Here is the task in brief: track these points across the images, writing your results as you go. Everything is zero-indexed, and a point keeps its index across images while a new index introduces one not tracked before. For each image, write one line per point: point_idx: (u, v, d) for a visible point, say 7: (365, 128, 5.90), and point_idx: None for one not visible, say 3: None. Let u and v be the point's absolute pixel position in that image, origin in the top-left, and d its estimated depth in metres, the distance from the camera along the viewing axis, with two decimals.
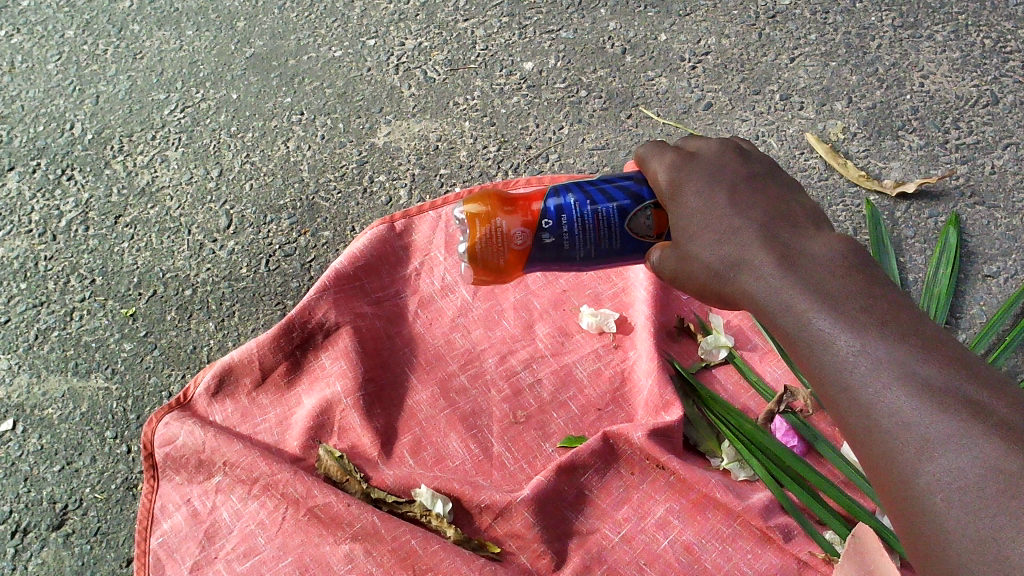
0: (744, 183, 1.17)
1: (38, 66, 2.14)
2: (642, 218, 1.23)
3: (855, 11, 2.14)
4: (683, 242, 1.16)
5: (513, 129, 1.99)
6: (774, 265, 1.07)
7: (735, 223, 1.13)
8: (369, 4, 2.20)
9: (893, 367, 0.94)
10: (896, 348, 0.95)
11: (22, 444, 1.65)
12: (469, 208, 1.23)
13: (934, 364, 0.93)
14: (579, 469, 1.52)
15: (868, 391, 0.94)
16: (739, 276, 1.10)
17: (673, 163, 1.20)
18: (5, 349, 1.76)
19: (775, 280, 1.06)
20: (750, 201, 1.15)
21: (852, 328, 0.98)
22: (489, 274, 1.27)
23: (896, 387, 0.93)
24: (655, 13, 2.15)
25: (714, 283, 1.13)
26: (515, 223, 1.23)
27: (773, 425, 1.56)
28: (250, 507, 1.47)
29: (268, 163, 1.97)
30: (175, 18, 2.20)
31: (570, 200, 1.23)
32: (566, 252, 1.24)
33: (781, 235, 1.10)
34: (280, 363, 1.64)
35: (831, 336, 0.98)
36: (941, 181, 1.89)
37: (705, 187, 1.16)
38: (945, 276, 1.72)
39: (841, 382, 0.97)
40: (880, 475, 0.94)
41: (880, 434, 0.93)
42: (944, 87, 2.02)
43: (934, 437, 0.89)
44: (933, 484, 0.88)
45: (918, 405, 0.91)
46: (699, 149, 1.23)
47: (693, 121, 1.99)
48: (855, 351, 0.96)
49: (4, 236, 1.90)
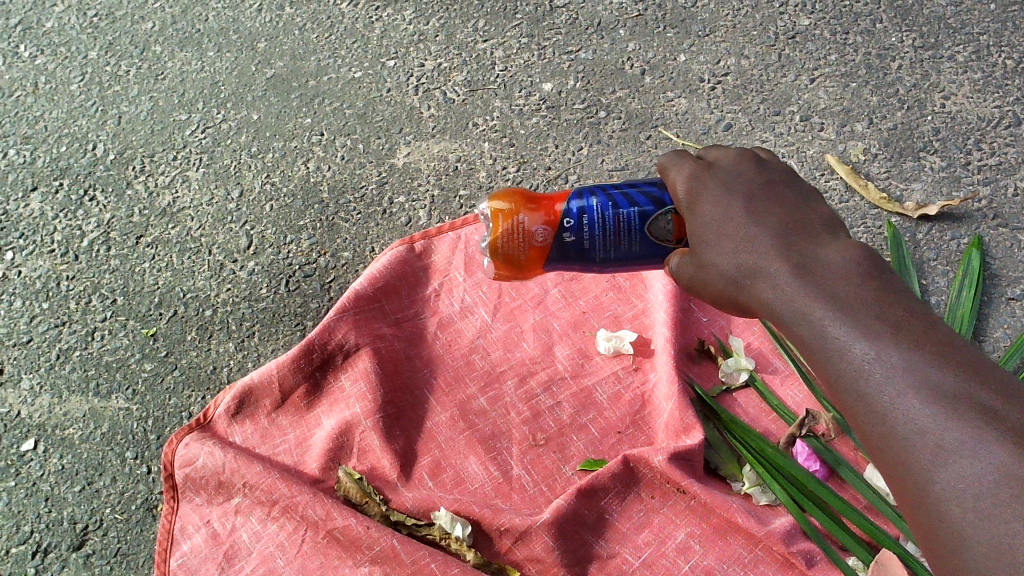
0: (761, 193, 1.16)
1: (62, 87, 2.16)
2: (663, 223, 1.23)
3: (875, 31, 2.13)
4: (702, 253, 1.15)
5: (533, 150, 2.00)
6: (790, 275, 1.06)
7: (751, 231, 1.12)
8: (389, 25, 2.21)
9: (907, 374, 0.93)
10: (910, 356, 0.94)
11: (43, 464, 1.66)
12: (494, 204, 1.28)
13: (948, 371, 0.92)
14: (598, 492, 1.51)
15: (883, 398, 0.94)
16: (757, 286, 1.09)
17: (692, 173, 1.19)
18: (28, 368, 1.77)
19: (791, 290, 1.05)
20: (766, 209, 1.14)
21: (868, 336, 0.97)
22: (507, 267, 1.31)
23: (910, 394, 0.92)
24: (675, 34, 2.15)
25: (732, 291, 1.12)
26: (536, 220, 1.26)
27: (795, 450, 1.54)
28: (269, 528, 1.47)
29: (288, 184, 1.98)
30: (197, 39, 2.21)
31: (593, 201, 1.25)
32: (587, 252, 1.26)
33: (796, 242, 1.10)
34: (300, 385, 1.64)
35: (847, 344, 0.98)
36: (964, 203, 1.88)
37: (723, 198, 1.15)
38: (968, 299, 1.71)
39: (857, 389, 0.96)
40: (897, 483, 0.93)
41: (896, 441, 0.92)
42: (966, 108, 2.01)
43: (949, 443, 0.88)
44: (947, 490, 0.87)
45: (932, 411, 0.90)
46: (718, 158, 1.22)
47: (713, 142, 1.99)
48: (870, 359, 0.96)
49: (27, 256, 1.91)
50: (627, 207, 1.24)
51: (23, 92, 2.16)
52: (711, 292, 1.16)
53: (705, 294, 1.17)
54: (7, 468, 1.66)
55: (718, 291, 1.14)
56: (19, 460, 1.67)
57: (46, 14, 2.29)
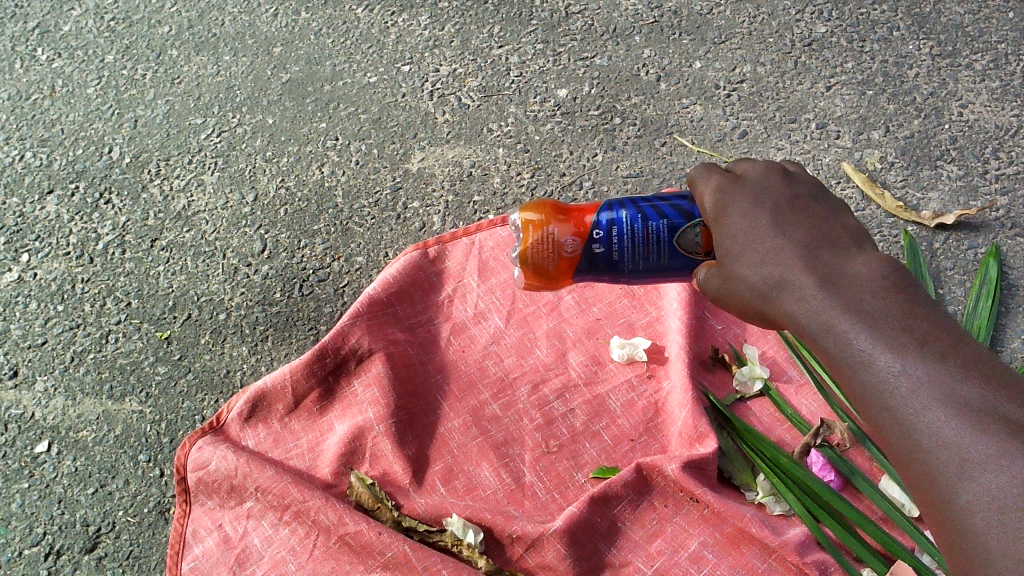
0: (788, 205, 1.15)
1: (78, 91, 2.17)
2: (691, 235, 1.23)
3: (892, 39, 2.12)
4: (728, 264, 1.15)
5: (548, 156, 2.00)
6: (816, 286, 1.05)
7: (777, 243, 1.11)
8: (404, 30, 2.21)
9: (932, 386, 0.93)
10: (935, 369, 0.93)
11: (57, 466, 1.67)
12: (524, 215, 1.28)
13: (974, 383, 0.91)
14: (611, 500, 1.50)
15: (908, 411, 0.93)
16: (783, 297, 1.08)
17: (720, 186, 1.18)
18: (42, 370, 1.77)
19: (817, 301, 1.04)
20: (793, 220, 1.13)
21: (892, 347, 0.96)
22: (537, 280, 1.31)
23: (935, 407, 0.92)
24: (690, 41, 2.15)
25: (758, 303, 1.11)
26: (566, 231, 1.26)
27: (809, 459, 1.54)
28: (280, 533, 1.47)
29: (302, 189, 1.98)
30: (213, 43, 2.22)
31: (623, 211, 1.24)
32: (615, 264, 1.25)
33: (822, 254, 1.09)
34: (312, 389, 1.64)
35: (871, 356, 0.97)
36: (981, 212, 1.87)
37: (751, 210, 1.15)
38: (986, 310, 1.70)
39: (882, 403, 0.96)
40: (924, 495, 0.93)
41: (921, 454, 0.92)
42: (984, 117, 2.00)
43: (975, 457, 0.88)
44: (974, 505, 0.87)
45: (958, 424, 0.90)
46: (746, 170, 1.22)
47: (728, 149, 1.99)
48: (895, 371, 0.95)
49: (42, 258, 1.92)
50: (656, 218, 1.23)
51: (40, 95, 2.17)
52: (737, 303, 1.14)
53: (732, 304, 1.16)
54: (21, 470, 1.66)
55: (743, 302, 1.13)
56: (33, 462, 1.67)
57: (64, 18, 2.30)
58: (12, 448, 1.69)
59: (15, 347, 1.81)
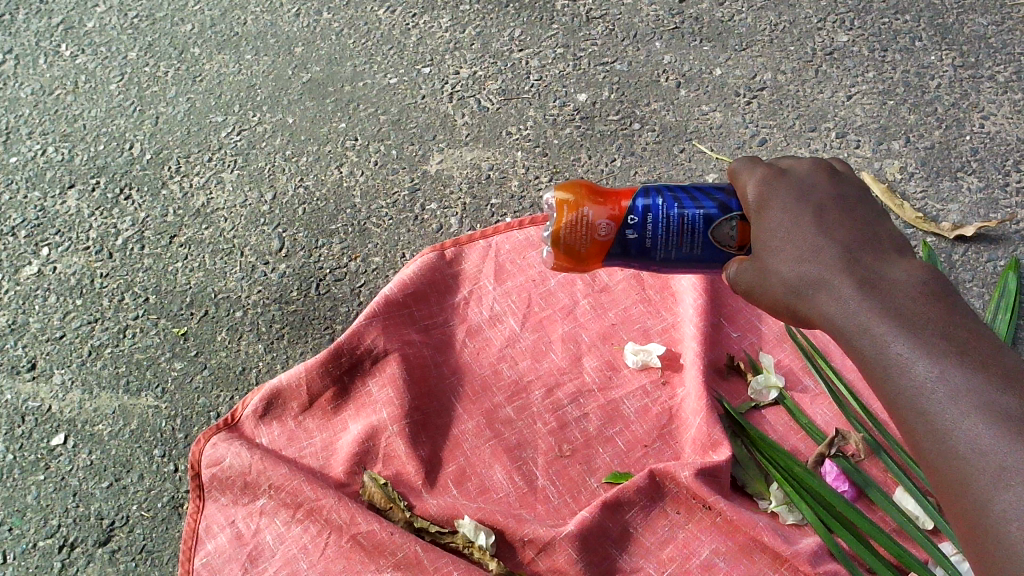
0: (833, 204, 1.15)
1: (101, 87, 2.18)
2: (726, 228, 1.23)
3: (914, 49, 2.11)
4: (763, 258, 1.14)
5: (566, 161, 2.00)
6: (854, 288, 1.05)
7: (818, 242, 1.11)
8: (425, 32, 2.22)
9: (971, 395, 0.92)
10: (975, 377, 0.93)
11: (72, 459, 1.68)
12: (559, 195, 1.27)
13: (1013, 394, 0.91)
14: (623, 506, 1.50)
15: (945, 417, 0.93)
16: (818, 296, 1.08)
17: (763, 178, 1.19)
18: (60, 363, 1.79)
19: (854, 303, 1.04)
20: (836, 221, 1.13)
21: (930, 353, 0.96)
22: (571, 263, 1.30)
23: (974, 415, 0.91)
24: (711, 47, 2.14)
25: (790, 299, 1.11)
26: (601, 214, 1.25)
27: (824, 469, 1.53)
28: (293, 531, 1.48)
29: (321, 188, 1.99)
30: (235, 42, 2.23)
31: (659, 198, 1.25)
32: (648, 251, 1.26)
33: (861, 258, 1.08)
34: (327, 388, 1.64)
35: (908, 361, 0.97)
36: (1002, 225, 1.86)
37: (793, 206, 1.15)
38: (1005, 321, 1.69)
39: (916, 408, 0.96)
40: (954, 502, 0.92)
41: (957, 460, 0.91)
42: (1006, 129, 1.99)
43: (1012, 465, 0.87)
44: (1009, 512, 0.86)
45: (997, 433, 0.89)
46: (792, 165, 1.21)
47: (747, 156, 1.98)
48: (933, 377, 0.95)
49: (62, 252, 1.93)
50: (692, 207, 1.24)
51: (63, 91, 2.18)
52: (769, 298, 1.14)
53: (763, 298, 1.15)
54: (37, 462, 1.68)
55: (775, 297, 1.13)
56: (49, 455, 1.69)
57: (88, 14, 2.31)
58: (28, 441, 1.70)
59: (33, 340, 1.82)
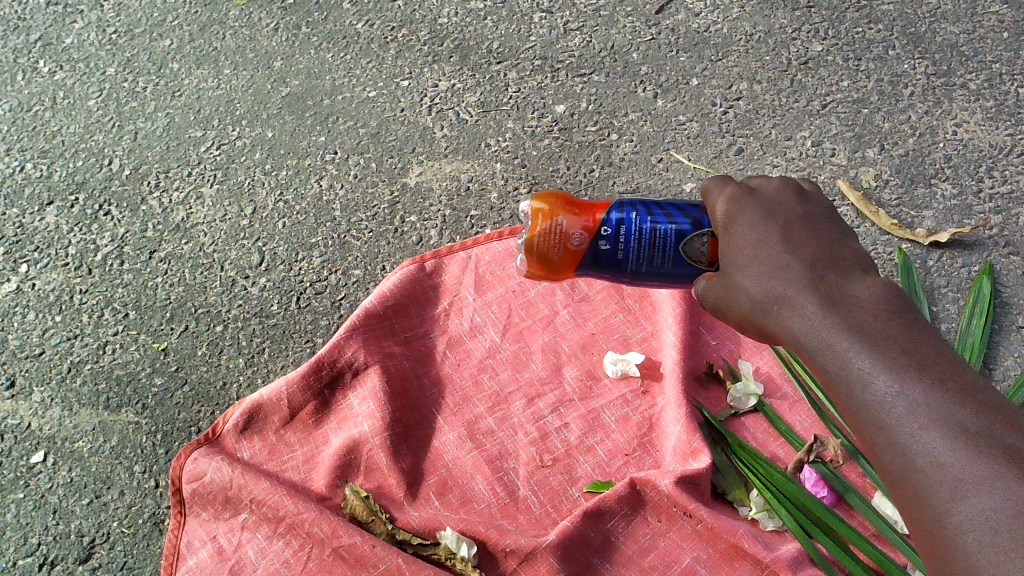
0: (799, 223, 1.18)
1: (80, 103, 2.18)
2: (698, 244, 1.24)
3: (888, 58, 2.14)
4: (731, 275, 1.17)
5: (545, 172, 2.01)
6: (816, 305, 1.07)
7: (782, 259, 1.13)
8: (404, 45, 2.23)
9: (929, 408, 0.94)
10: (932, 392, 0.95)
11: (52, 476, 1.67)
12: (534, 203, 1.28)
13: (970, 408, 0.92)
14: (606, 515, 1.51)
15: (905, 431, 0.94)
16: (782, 313, 1.10)
17: (733, 197, 1.21)
18: (39, 380, 1.78)
19: (817, 319, 1.06)
20: (803, 239, 1.16)
21: (890, 369, 0.98)
22: (543, 272, 1.31)
23: (931, 428, 0.93)
24: (687, 58, 2.16)
25: (757, 317, 1.13)
26: (575, 224, 1.26)
27: (803, 476, 1.54)
28: (275, 545, 1.48)
29: (301, 202, 1.99)
30: (214, 57, 2.24)
31: (630, 210, 1.26)
32: (619, 263, 1.27)
33: (826, 275, 1.11)
34: (309, 402, 1.65)
35: (870, 376, 0.99)
36: (975, 231, 1.88)
37: (760, 224, 1.17)
38: (979, 327, 1.71)
39: (877, 422, 0.97)
40: (916, 515, 0.93)
41: (915, 473, 0.93)
42: (978, 136, 2.01)
43: (969, 477, 0.88)
44: (966, 524, 0.87)
45: (953, 445, 0.90)
46: (761, 185, 1.24)
47: (723, 165, 2.00)
48: (892, 392, 0.97)
49: (41, 268, 1.93)
50: (663, 221, 1.25)
51: (41, 107, 2.18)
52: (735, 314, 1.17)
53: (730, 315, 1.18)
54: (17, 480, 1.67)
55: (742, 313, 1.15)
56: (29, 472, 1.68)
57: (66, 31, 2.31)
58: (8, 458, 1.70)
59: (12, 357, 1.81)
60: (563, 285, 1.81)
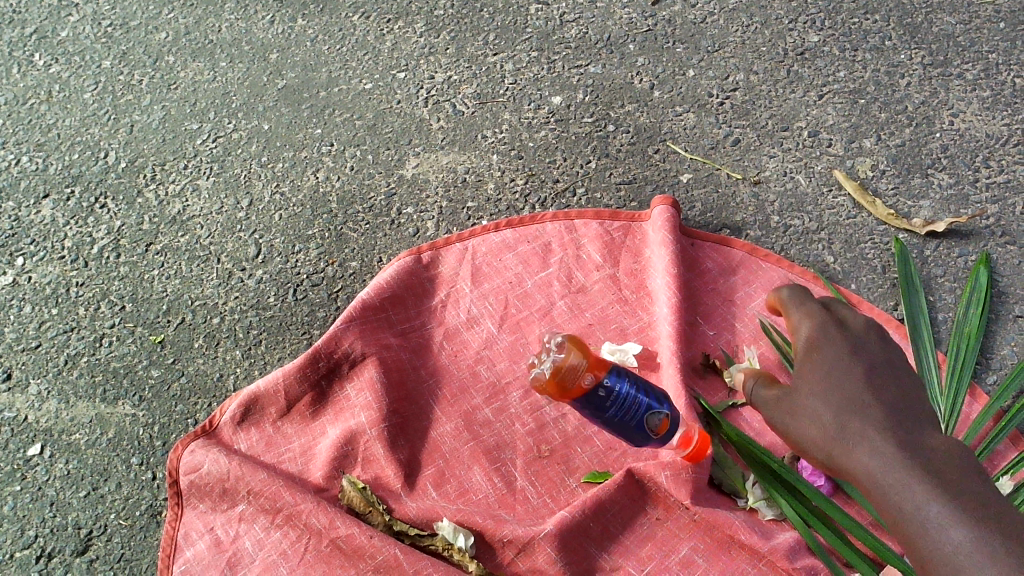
0: (877, 343, 1.35)
1: (75, 95, 2.19)
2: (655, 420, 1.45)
3: (885, 48, 2.14)
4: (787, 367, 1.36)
5: (541, 163, 2.01)
6: (837, 405, 1.26)
7: (844, 364, 1.31)
8: (400, 37, 2.22)
9: (942, 499, 1.06)
10: (942, 484, 1.08)
11: (50, 469, 1.67)
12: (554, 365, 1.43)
13: (976, 497, 1.06)
14: (603, 505, 1.50)
15: (920, 520, 1.07)
16: (810, 407, 1.29)
17: (820, 326, 1.38)
18: (35, 373, 1.78)
19: (834, 418, 1.24)
20: (869, 351, 1.33)
21: (905, 465, 1.12)
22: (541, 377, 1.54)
23: (944, 515, 1.05)
24: (684, 49, 2.16)
25: (789, 407, 1.33)
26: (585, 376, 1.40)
27: (800, 465, 1.53)
28: (272, 536, 1.48)
29: (297, 194, 1.99)
30: (209, 50, 2.23)
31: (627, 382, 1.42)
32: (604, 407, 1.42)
33: (876, 375, 1.29)
34: (305, 393, 1.65)
35: (886, 475, 1.13)
36: (972, 220, 1.88)
37: (838, 339, 1.35)
38: (976, 316, 1.67)
39: (898, 514, 1.09)
40: None
41: (935, 560, 1.04)
42: (975, 126, 2.01)
43: (982, 562, 1.00)
44: None
45: (965, 532, 1.03)
46: (848, 317, 1.40)
47: (721, 156, 2.00)
48: (907, 488, 1.10)
49: (38, 261, 1.93)
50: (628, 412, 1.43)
51: (36, 99, 2.19)
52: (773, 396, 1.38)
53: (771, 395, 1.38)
54: (13, 473, 1.67)
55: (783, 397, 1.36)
56: (26, 465, 1.68)
57: (61, 24, 2.32)
58: (5, 451, 1.70)
59: (9, 349, 1.81)
60: (559, 275, 1.81)
